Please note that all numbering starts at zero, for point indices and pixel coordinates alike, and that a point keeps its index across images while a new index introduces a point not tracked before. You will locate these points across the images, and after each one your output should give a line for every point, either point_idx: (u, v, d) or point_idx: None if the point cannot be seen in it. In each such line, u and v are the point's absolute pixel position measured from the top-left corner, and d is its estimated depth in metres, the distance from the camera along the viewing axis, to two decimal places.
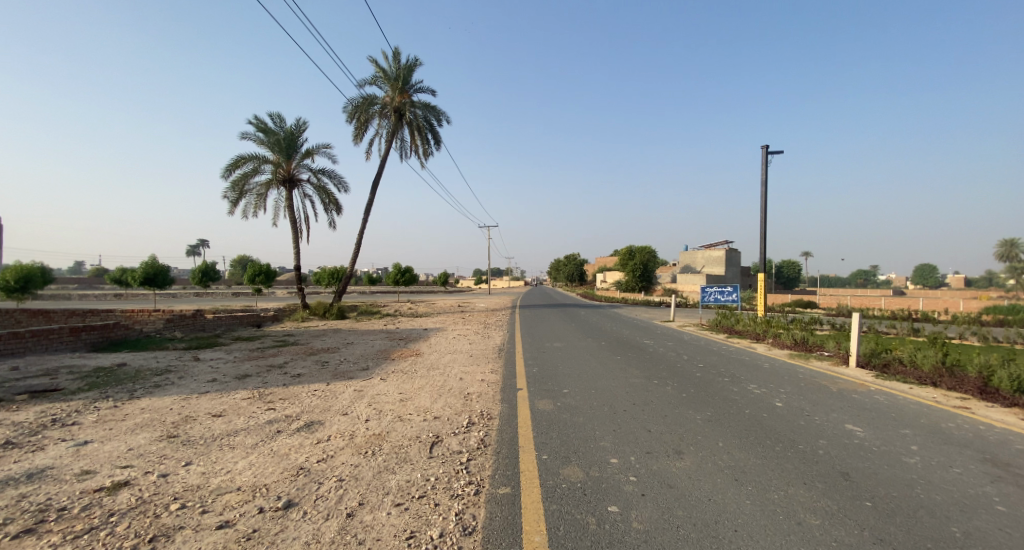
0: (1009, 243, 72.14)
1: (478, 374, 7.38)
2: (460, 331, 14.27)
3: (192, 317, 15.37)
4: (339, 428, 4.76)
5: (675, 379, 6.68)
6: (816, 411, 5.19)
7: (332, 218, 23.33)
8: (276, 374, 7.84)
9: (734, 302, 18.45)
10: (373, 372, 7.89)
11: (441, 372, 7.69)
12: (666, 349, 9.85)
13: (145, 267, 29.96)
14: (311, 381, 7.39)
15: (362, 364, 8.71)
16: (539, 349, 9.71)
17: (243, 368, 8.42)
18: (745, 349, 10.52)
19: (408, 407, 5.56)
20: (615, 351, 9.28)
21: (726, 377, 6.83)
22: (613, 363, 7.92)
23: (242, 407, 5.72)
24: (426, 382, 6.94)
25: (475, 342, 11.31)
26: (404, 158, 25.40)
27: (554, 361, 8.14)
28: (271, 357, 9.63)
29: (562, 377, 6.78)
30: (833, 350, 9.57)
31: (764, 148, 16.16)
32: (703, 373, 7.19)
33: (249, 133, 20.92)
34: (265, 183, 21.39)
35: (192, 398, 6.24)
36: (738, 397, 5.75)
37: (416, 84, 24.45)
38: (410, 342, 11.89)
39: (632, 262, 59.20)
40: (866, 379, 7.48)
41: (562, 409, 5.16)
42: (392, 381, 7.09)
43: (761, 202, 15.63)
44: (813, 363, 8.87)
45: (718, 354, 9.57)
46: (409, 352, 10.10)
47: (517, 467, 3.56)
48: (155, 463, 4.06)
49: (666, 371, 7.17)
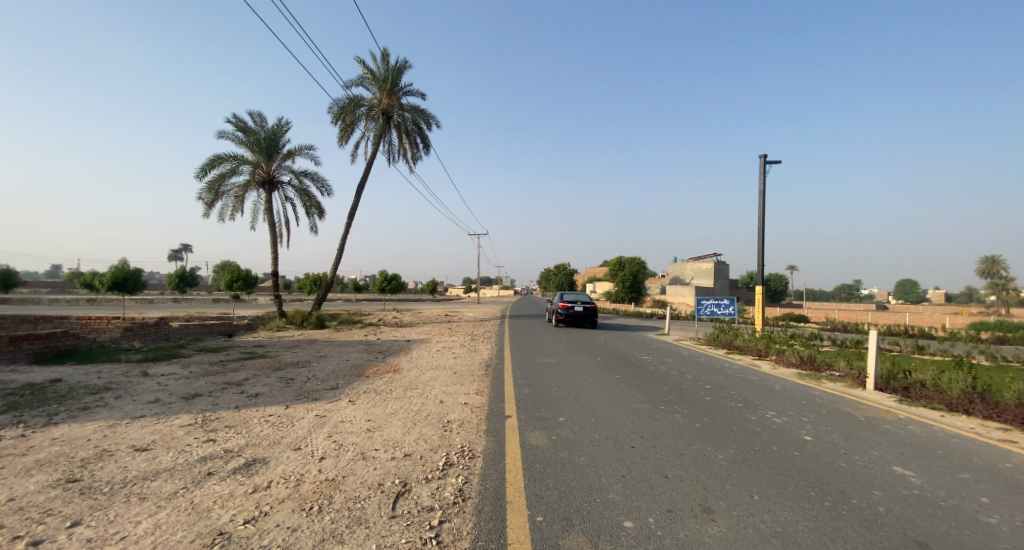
0: (989, 259, 73.82)
1: (460, 396, 6.53)
2: (444, 343, 13.37)
3: (155, 325, 14.21)
4: (284, 471, 3.86)
5: (683, 404, 5.92)
6: (853, 449, 4.46)
7: (314, 223, 22.36)
8: (230, 395, 6.87)
9: (730, 315, 17.82)
10: (342, 392, 7.00)
11: (419, 393, 6.80)
12: (667, 367, 9.10)
13: (115, 271, 28.45)
14: (270, 402, 6.46)
15: (331, 382, 7.80)
16: (529, 365, 8.87)
17: (195, 386, 7.43)
18: (750, 367, 9.84)
19: (375, 439, 4.69)
20: (612, 369, 8.48)
21: (740, 403, 6.10)
22: (612, 383, 7.14)
23: (175, 439, 4.76)
24: (401, 406, 6.08)
25: (460, 357, 10.43)
26: (392, 162, 24.62)
27: (547, 381, 7.35)
28: (230, 373, 8.63)
29: (556, 401, 5.96)
30: (844, 370, 8.95)
31: (761, 158, 15.78)
32: (713, 396, 6.45)
33: (227, 132, 19.97)
34: (243, 184, 20.37)
35: (120, 425, 5.25)
36: (759, 428, 5.00)
37: (405, 87, 23.82)
38: (388, 356, 10.96)
39: (622, 273, 58.74)
40: (889, 404, 6.84)
41: (559, 444, 4.35)
42: (361, 404, 6.20)
43: (759, 213, 15.15)
44: (825, 384, 8.23)
45: (722, 372, 8.86)
46: (386, 367, 9.19)
47: (504, 536, 2.72)
48: (32, 522, 3.08)
49: (672, 395, 6.42)
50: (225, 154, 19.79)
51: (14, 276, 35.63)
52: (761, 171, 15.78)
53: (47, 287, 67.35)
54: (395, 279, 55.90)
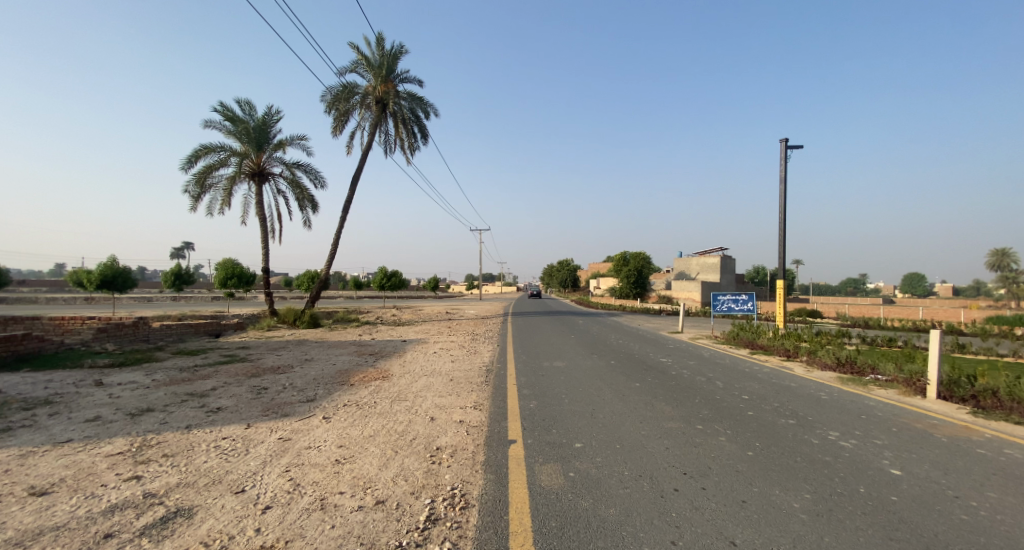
0: (1000, 252, 72.72)
1: (454, 411, 5.49)
2: (442, 344, 12.32)
3: (133, 325, 13.28)
4: (208, 532, 2.84)
5: (724, 423, 4.87)
6: (963, 490, 3.41)
7: (307, 217, 21.35)
8: (187, 410, 5.89)
9: (748, 312, 16.69)
10: (318, 405, 6.00)
11: (406, 407, 5.79)
12: (689, 371, 8.06)
13: (104, 268, 27.60)
14: (230, 419, 5.47)
15: (310, 392, 6.80)
16: (535, 371, 7.85)
17: (150, 398, 6.43)
18: (782, 371, 8.77)
19: (343, 477, 3.68)
20: (630, 375, 7.44)
21: (790, 420, 5.06)
22: (631, 393, 6.12)
23: (90, 479, 3.76)
24: (384, 425, 5.05)
25: (458, 360, 9.40)
26: (389, 153, 23.58)
27: (556, 391, 6.33)
28: (198, 381, 7.64)
29: (570, 419, 4.93)
30: (892, 374, 7.88)
31: (782, 141, 14.69)
32: (755, 410, 5.41)
33: (214, 122, 18.93)
34: (231, 176, 19.31)
35: (33, 456, 4.27)
36: (830, 458, 3.93)
37: (401, 74, 22.77)
38: (379, 359, 9.92)
39: (626, 268, 57.45)
40: (963, 417, 5.75)
41: (578, 487, 3.32)
42: (337, 423, 5.20)
43: (780, 200, 14.02)
44: (874, 391, 7.16)
45: (755, 377, 7.79)
46: (374, 373, 8.17)
47: None
48: None
49: (707, 409, 5.38)
50: (211, 144, 18.73)
51: (6, 275, 34.78)
52: (782, 156, 14.67)
53: (47, 285, 67.02)
54: (395, 276, 54.84)
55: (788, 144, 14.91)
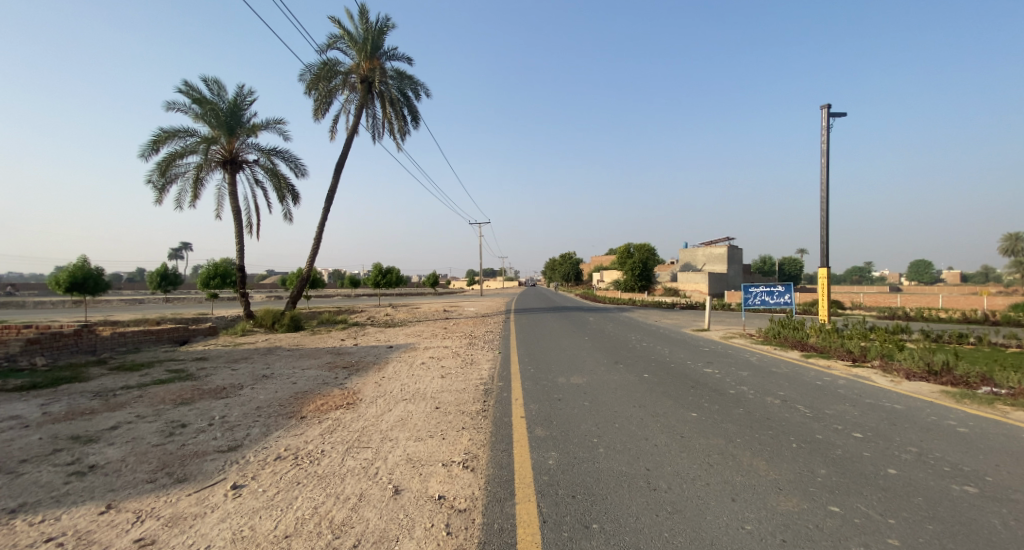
0: (1013, 237, 70.51)
1: (434, 475, 3.55)
2: (434, 352, 10.39)
3: (76, 335, 11.44)
4: None
5: (869, 498, 2.96)
6: None
7: (287, 209, 19.44)
8: (40, 473, 3.96)
9: (785, 305, 14.63)
10: (236, 462, 4.10)
11: (364, 465, 3.86)
12: (751, 388, 6.12)
13: (76, 270, 25.71)
14: (89, 493, 3.56)
15: (240, 433, 4.90)
16: (548, 394, 5.91)
17: (3, 452, 4.48)
18: (865, 383, 6.79)
19: None
20: (675, 398, 5.55)
21: (975, 490, 3.11)
22: (691, 436, 4.17)
23: None
24: (316, 510, 3.11)
25: (450, 375, 7.51)
26: (377, 138, 21.63)
27: (581, 431, 4.40)
28: (101, 416, 5.74)
29: (618, 496, 3.02)
30: (1018, 387, 5.94)
31: (823, 108, 12.66)
32: (896, 466, 3.49)
33: (179, 104, 16.92)
34: (200, 163, 17.34)
35: None
36: None
37: (388, 50, 20.76)
38: (353, 374, 8.04)
39: (630, 261, 55.32)
40: None
41: None
42: (245, 505, 3.27)
43: (821, 176, 12.04)
44: (1013, 414, 5.18)
45: (839, 395, 5.85)
46: (339, 399, 6.27)
47: None
48: None
49: (824, 467, 3.46)
50: (175, 129, 16.71)
51: None
52: (824, 124, 12.66)
53: (37, 288, 65.53)
54: (391, 273, 52.68)
55: (829, 111, 12.90)
